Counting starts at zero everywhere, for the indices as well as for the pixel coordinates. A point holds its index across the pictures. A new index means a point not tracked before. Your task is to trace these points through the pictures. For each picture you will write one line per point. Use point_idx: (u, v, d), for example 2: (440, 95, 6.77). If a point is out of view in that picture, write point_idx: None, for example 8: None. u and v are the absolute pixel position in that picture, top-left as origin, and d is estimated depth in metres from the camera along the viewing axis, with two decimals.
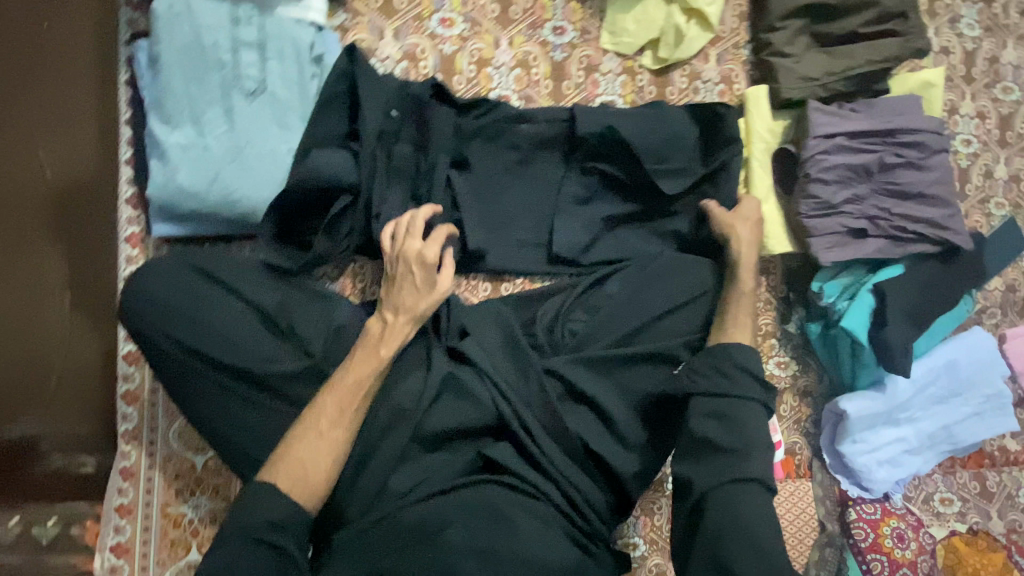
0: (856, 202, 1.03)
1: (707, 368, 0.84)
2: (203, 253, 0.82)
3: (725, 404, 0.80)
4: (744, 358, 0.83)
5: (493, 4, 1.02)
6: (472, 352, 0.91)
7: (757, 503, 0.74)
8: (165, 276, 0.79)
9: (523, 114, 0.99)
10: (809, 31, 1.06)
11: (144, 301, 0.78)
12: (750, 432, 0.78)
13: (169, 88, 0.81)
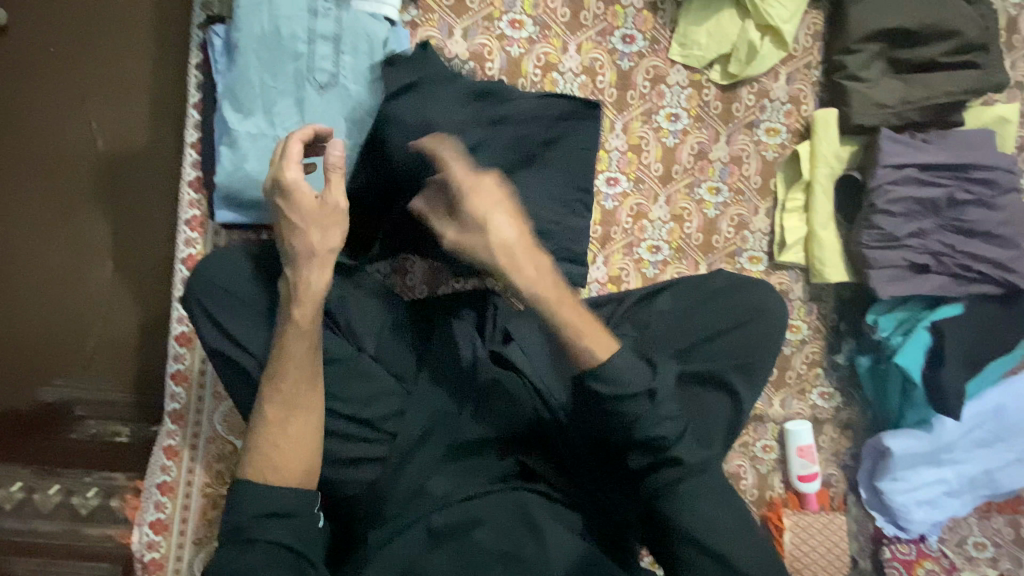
0: (920, 236, 1.00)
1: (586, 405, 0.71)
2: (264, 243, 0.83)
3: (627, 427, 0.69)
4: (607, 381, 0.68)
5: (564, 8, 1.00)
6: (517, 360, 0.86)
7: (704, 497, 0.70)
8: (221, 261, 0.79)
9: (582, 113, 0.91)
10: (887, 55, 1.02)
11: (202, 283, 0.78)
12: (665, 442, 0.69)
13: (244, 76, 0.82)
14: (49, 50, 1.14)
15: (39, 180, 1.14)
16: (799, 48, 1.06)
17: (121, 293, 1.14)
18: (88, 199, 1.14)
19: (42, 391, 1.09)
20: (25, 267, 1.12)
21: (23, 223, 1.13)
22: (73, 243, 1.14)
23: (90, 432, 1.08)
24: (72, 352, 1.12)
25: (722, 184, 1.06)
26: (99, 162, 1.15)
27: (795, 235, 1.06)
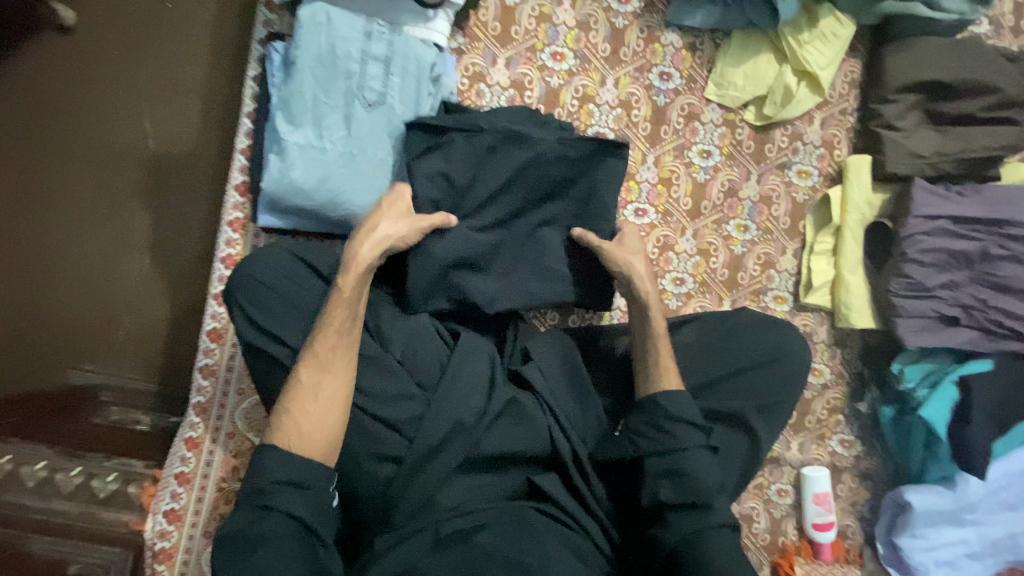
0: (951, 288, 0.99)
1: (648, 427, 0.84)
2: (305, 246, 0.86)
3: (678, 459, 0.82)
4: (677, 408, 0.84)
5: (605, 43, 1.03)
6: (532, 377, 0.91)
7: (723, 539, 0.78)
8: (266, 259, 0.82)
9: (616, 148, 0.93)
10: (924, 106, 1.03)
11: (242, 276, 0.81)
12: (703, 481, 0.81)
13: (299, 90, 0.86)
14: (111, 53, 1.22)
15: (89, 174, 1.20)
16: (835, 94, 1.07)
17: (156, 286, 1.20)
18: (134, 195, 1.21)
19: (71, 374, 1.13)
20: (67, 254, 1.18)
21: (69, 212, 1.19)
22: (116, 234, 1.20)
23: (113, 418, 1.11)
24: (101, 341, 1.17)
25: (750, 222, 1.07)
26: (148, 161, 1.21)
27: (822, 278, 1.06)
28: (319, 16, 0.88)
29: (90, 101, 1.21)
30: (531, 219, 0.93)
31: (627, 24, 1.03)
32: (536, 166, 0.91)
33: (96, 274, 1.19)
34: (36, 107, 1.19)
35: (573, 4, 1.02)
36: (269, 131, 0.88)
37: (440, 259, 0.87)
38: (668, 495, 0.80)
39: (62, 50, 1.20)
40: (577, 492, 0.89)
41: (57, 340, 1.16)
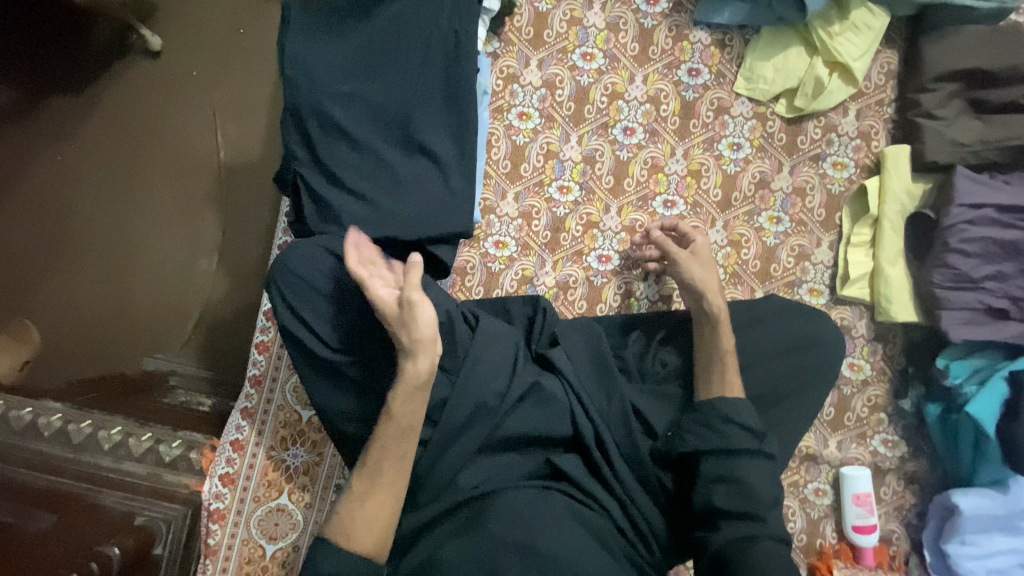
0: (999, 279, 0.96)
1: (698, 426, 0.85)
2: (333, 235, 0.90)
3: (730, 464, 0.81)
4: (732, 409, 0.84)
5: (633, 42, 1.08)
6: (558, 361, 0.95)
7: (772, 552, 0.76)
8: (300, 255, 0.88)
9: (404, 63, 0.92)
10: (966, 94, 1.00)
11: (280, 268, 0.88)
12: (758, 490, 0.79)
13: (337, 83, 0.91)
14: (192, 76, 1.38)
15: (168, 183, 1.35)
16: (871, 85, 1.07)
17: (221, 282, 1.32)
18: (207, 199, 1.35)
19: (146, 362, 1.28)
20: (147, 253, 1.33)
21: (150, 216, 1.34)
22: (189, 237, 1.34)
23: (180, 400, 1.24)
24: (170, 335, 1.30)
25: (783, 214, 1.06)
26: (218, 171, 1.36)
27: (860, 270, 1.03)
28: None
29: (171, 121, 1.37)
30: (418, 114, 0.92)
31: (656, 24, 1.07)
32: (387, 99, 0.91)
33: (170, 273, 1.33)
34: (123, 128, 1.37)
35: (603, 8, 1.08)
36: (302, 94, 0.89)
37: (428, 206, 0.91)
38: (722, 500, 0.79)
39: (150, 74, 1.38)
40: (600, 474, 0.90)
41: (137, 328, 1.30)
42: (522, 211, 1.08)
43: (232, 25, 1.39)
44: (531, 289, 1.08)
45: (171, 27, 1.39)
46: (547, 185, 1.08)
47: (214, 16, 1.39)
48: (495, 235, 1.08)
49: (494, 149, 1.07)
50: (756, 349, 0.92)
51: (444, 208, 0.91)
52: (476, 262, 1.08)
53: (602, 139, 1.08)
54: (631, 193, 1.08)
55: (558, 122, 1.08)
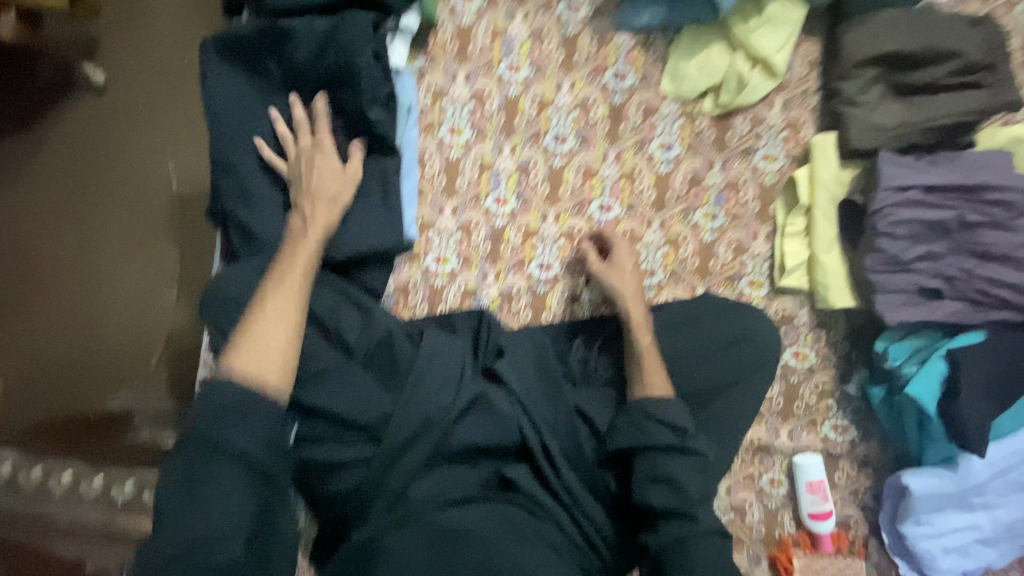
0: (931, 259, 0.96)
1: (627, 425, 0.88)
2: (266, 258, 0.87)
3: (666, 465, 0.85)
4: (658, 408, 0.87)
5: (558, 51, 1.08)
6: (504, 372, 0.93)
7: (710, 548, 0.80)
8: (232, 279, 0.85)
9: (327, 76, 0.93)
10: (886, 80, 1.02)
11: (209, 297, 0.85)
12: (691, 488, 0.83)
13: (243, 114, 0.92)
14: (138, 105, 1.34)
15: (122, 216, 1.32)
16: (794, 77, 1.08)
17: (183, 314, 1.28)
18: (162, 228, 1.31)
19: (111, 401, 1.24)
20: (110, 287, 1.30)
21: (108, 251, 1.31)
22: (148, 269, 1.30)
23: (144, 439, 1.20)
24: (136, 373, 1.25)
25: (718, 210, 1.07)
26: (171, 197, 1.31)
27: (796, 260, 1.04)
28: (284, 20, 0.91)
29: (122, 153, 1.33)
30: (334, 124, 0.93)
31: (579, 30, 1.08)
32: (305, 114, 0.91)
33: (133, 306, 1.29)
34: (75, 163, 1.34)
35: (525, 18, 1.08)
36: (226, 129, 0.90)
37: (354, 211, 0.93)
38: (658, 500, 0.83)
39: (97, 107, 1.34)
40: (548, 484, 0.90)
41: (99, 366, 1.26)
42: (461, 225, 1.07)
43: (173, 49, 1.34)
44: (476, 302, 1.07)
45: (113, 58, 1.34)
46: (483, 198, 1.07)
47: (156, 43, 1.34)
48: (435, 250, 1.07)
49: (428, 165, 1.07)
50: (686, 348, 0.96)
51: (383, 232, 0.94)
52: (418, 279, 1.06)
53: (534, 148, 1.08)
54: (567, 200, 1.08)
55: (490, 133, 1.08)
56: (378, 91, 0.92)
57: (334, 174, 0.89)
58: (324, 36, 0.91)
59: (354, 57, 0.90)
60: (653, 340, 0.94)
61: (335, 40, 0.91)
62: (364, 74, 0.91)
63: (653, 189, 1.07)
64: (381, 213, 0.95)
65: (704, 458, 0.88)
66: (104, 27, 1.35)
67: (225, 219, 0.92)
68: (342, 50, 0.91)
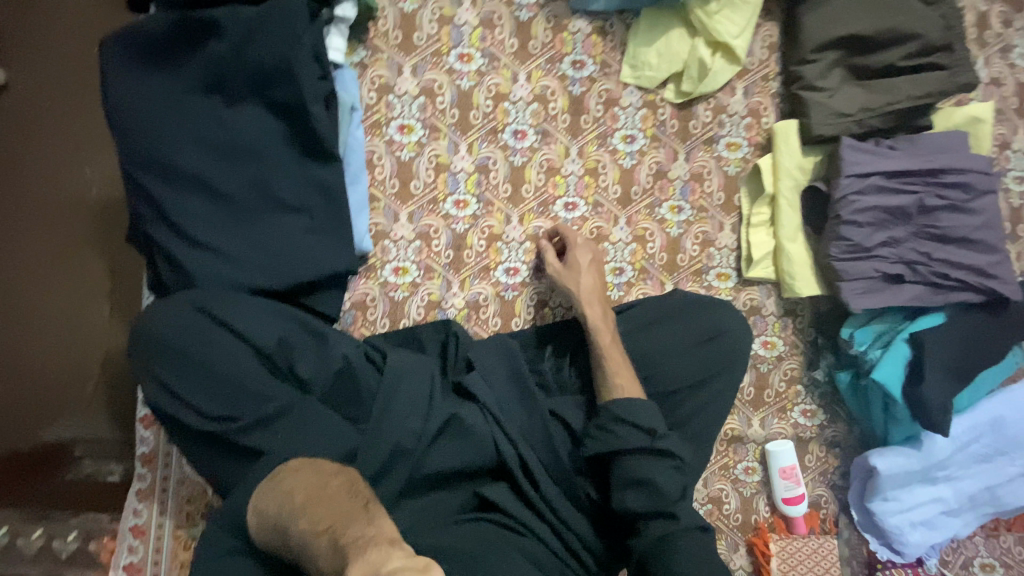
0: (892, 245, 0.98)
1: (596, 429, 0.85)
2: (204, 290, 0.79)
3: (641, 466, 0.81)
4: (624, 409, 0.84)
5: (512, 39, 1.01)
6: (475, 387, 0.88)
7: (691, 544, 0.78)
8: (166, 317, 0.76)
9: (258, 77, 0.82)
10: (845, 63, 1.00)
11: (142, 339, 0.76)
12: (664, 487, 0.80)
13: (158, 123, 0.80)
14: (45, 106, 1.16)
15: (32, 231, 1.14)
16: (754, 61, 1.05)
17: (118, 335, 1.15)
18: (86, 241, 1.15)
19: (47, 432, 1.10)
20: (29, 309, 1.12)
21: (19, 266, 1.13)
22: (72, 287, 1.14)
23: (87, 472, 1.09)
24: (74, 399, 1.12)
25: (684, 202, 1.05)
26: (94, 205, 1.16)
27: (762, 251, 1.03)
28: (199, 16, 0.80)
29: (26, 160, 1.15)
30: (269, 134, 0.83)
31: (532, 15, 1.01)
32: (238, 129, 0.82)
33: (61, 325, 1.13)
34: None
35: (473, 3, 1.00)
36: (141, 141, 0.79)
37: (294, 232, 0.84)
38: (634, 502, 0.80)
39: None
40: (529, 500, 0.86)
41: (20, 401, 1.10)
42: (419, 233, 1.00)
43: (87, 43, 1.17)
44: (441, 313, 1.01)
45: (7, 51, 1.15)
46: (441, 202, 1.00)
47: (62, 34, 1.17)
48: (393, 261, 1.00)
49: (379, 169, 0.98)
50: (656, 347, 0.93)
51: (311, 255, 0.84)
52: (376, 294, 0.99)
53: (493, 146, 1.01)
54: (530, 200, 1.02)
55: (444, 131, 1.00)
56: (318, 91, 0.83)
57: (277, 199, 0.83)
58: (250, 28, 0.80)
59: (293, 54, 0.80)
60: (620, 345, 0.91)
61: (264, 32, 0.80)
62: (304, 70, 0.81)
63: (615, 184, 1.03)
64: (325, 231, 0.86)
65: (677, 459, 0.83)
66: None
67: (149, 246, 0.82)
68: (271, 46, 0.80)
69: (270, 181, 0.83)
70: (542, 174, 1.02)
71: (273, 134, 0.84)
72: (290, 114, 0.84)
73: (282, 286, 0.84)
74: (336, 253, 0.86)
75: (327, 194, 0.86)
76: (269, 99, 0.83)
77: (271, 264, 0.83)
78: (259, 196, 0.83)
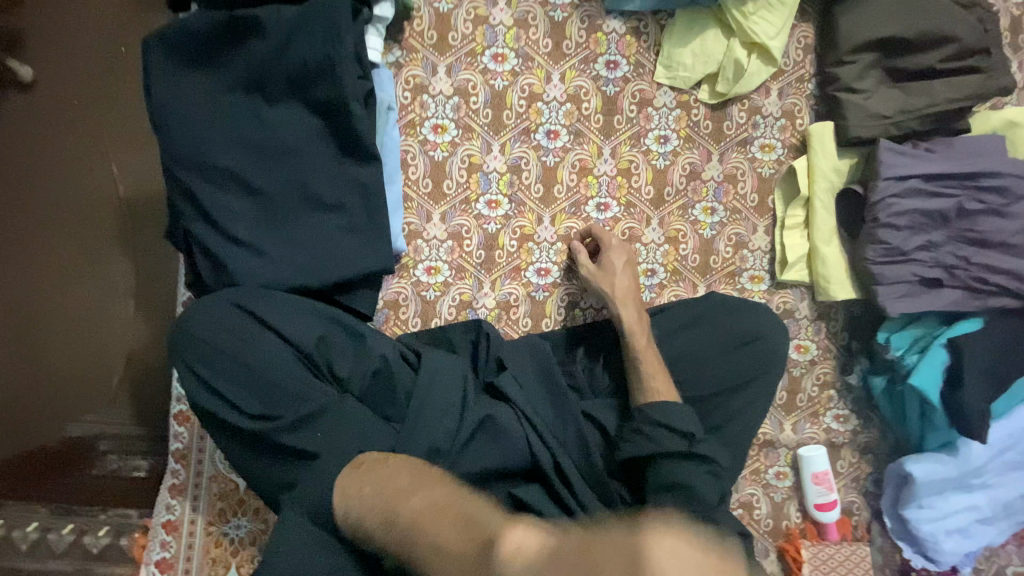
0: (930, 249, 0.96)
1: (631, 432, 0.85)
2: (245, 288, 0.79)
3: (676, 471, 0.81)
4: (659, 413, 0.83)
5: (546, 39, 1.00)
6: (508, 388, 0.88)
7: None
8: (207, 316, 0.77)
9: (298, 77, 0.82)
10: (882, 65, 0.99)
11: (185, 339, 0.77)
12: (701, 492, 0.79)
13: (200, 122, 0.81)
14: (82, 105, 1.17)
15: (62, 227, 1.15)
16: (789, 62, 1.04)
17: (141, 329, 1.14)
18: (113, 237, 1.16)
19: (68, 428, 1.09)
20: (58, 305, 1.13)
21: (49, 263, 1.14)
22: (97, 281, 1.14)
23: (112, 467, 1.09)
24: (95, 394, 1.11)
25: (716, 204, 1.04)
26: (121, 202, 1.16)
27: (796, 254, 1.02)
28: (242, 16, 0.80)
29: (60, 158, 1.16)
30: (307, 132, 0.83)
31: (567, 16, 1.01)
32: (277, 128, 0.82)
33: (87, 321, 1.13)
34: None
35: (508, 3, 1.00)
36: (183, 140, 0.80)
37: (331, 230, 0.84)
38: (669, 509, 0.79)
39: (18, 107, 1.16)
40: (565, 504, 0.84)
41: (45, 395, 1.10)
42: (451, 232, 1.00)
43: (112, 41, 1.18)
44: (472, 313, 1.01)
45: (36, 53, 1.17)
46: (474, 201, 1.00)
47: (87, 34, 1.18)
48: (426, 260, 1.00)
49: (412, 168, 0.98)
50: (690, 350, 0.93)
51: (349, 254, 0.84)
52: (408, 293, 0.99)
53: (526, 146, 1.01)
54: (562, 200, 1.02)
55: (477, 131, 1.00)
56: (357, 90, 0.82)
57: (316, 198, 0.83)
58: (293, 28, 0.80)
59: (334, 54, 0.80)
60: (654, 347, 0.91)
61: (306, 32, 0.80)
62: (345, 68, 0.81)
63: (648, 185, 1.03)
64: (361, 231, 0.85)
65: (713, 463, 0.83)
66: (26, 19, 1.17)
67: (187, 243, 0.83)
68: (312, 45, 0.80)
69: (308, 181, 0.83)
70: (575, 174, 1.02)
71: (311, 133, 0.84)
72: (329, 113, 0.83)
73: (319, 284, 0.83)
74: (373, 253, 0.85)
75: (362, 193, 0.85)
76: (309, 98, 0.83)
77: (309, 262, 0.82)
78: (298, 195, 0.83)
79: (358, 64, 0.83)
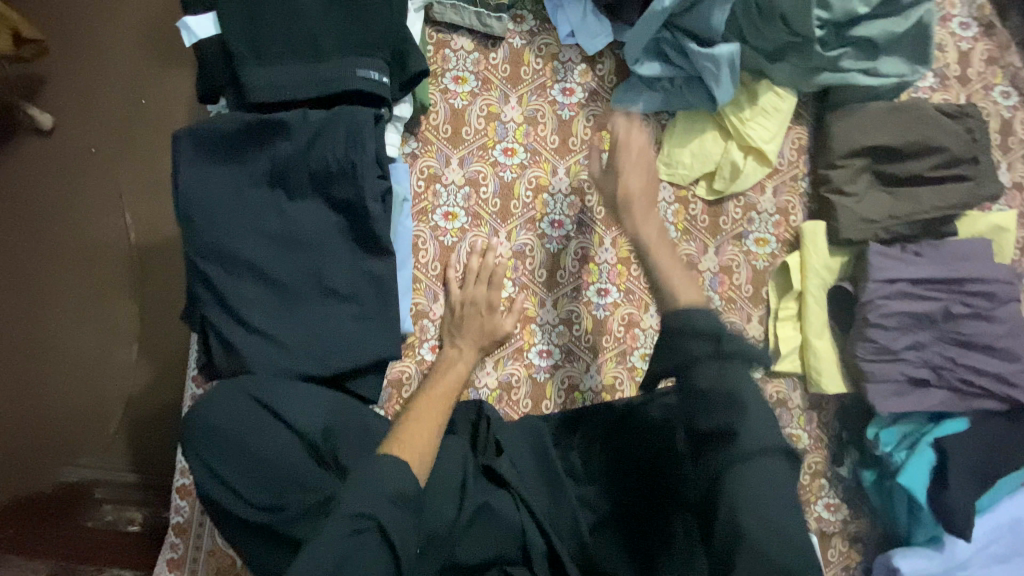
0: (917, 348, 1.00)
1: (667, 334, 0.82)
2: (258, 378, 0.83)
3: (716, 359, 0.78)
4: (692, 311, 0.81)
5: (554, 135, 1.06)
6: (507, 473, 0.90)
7: (764, 454, 0.74)
8: (223, 405, 0.81)
9: (321, 179, 0.87)
10: (872, 169, 1.05)
11: (201, 428, 0.80)
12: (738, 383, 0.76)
13: (222, 211, 0.85)
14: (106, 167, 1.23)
15: None
16: (784, 162, 1.09)
17: (147, 372, 1.20)
18: None
19: (66, 472, 1.13)
20: None
21: None
22: None
23: (107, 518, 1.14)
24: (97, 438, 1.17)
25: (713, 293, 1.07)
26: (132, 252, 1.21)
27: (789, 346, 1.06)
28: (270, 119, 0.84)
29: None
30: (323, 224, 0.88)
31: (574, 114, 1.06)
32: (297, 221, 0.87)
33: None
34: None
35: (520, 101, 1.05)
36: (204, 231, 0.84)
37: (342, 318, 0.87)
38: (707, 378, 0.78)
39: None
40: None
41: None
42: None
43: None
44: (473, 393, 1.04)
45: (59, 106, 1.27)
46: None
47: (109, 97, 1.24)
48: (431, 340, 1.02)
49: (422, 250, 1.02)
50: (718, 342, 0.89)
51: (358, 344, 0.87)
52: (412, 372, 1.02)
53: (531, 234, 1.05)
54: (564, 285, 1.06)
55: (486, 219, 1.04)
56: (375, 189, 0.86)
57: (331, 289, 0.87)
58: (319, 131, 0.85)
59: (356, 158, 0.85)
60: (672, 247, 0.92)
61: (332, 137, 0.85)
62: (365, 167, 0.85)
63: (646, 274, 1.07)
64: (371, 318, 0.88)
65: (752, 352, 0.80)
66: (51, 78, 1.25)
67: (202, 329, 0.86)
68: (335, 147, 0.85)
69: (324, 273, 0.87)
70: (577, 261, 1.06)
71: (325, 220, 0.88)
72: (349, 210, 0.87)
73: (331, 373, 0.86)
74: (380, 343, 0.87)
75: (370, 281, 0.88)
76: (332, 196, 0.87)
77: (321, 351, 0.85)
78: (314, 286, 0.87)
79: (378, 164, 0.87)
